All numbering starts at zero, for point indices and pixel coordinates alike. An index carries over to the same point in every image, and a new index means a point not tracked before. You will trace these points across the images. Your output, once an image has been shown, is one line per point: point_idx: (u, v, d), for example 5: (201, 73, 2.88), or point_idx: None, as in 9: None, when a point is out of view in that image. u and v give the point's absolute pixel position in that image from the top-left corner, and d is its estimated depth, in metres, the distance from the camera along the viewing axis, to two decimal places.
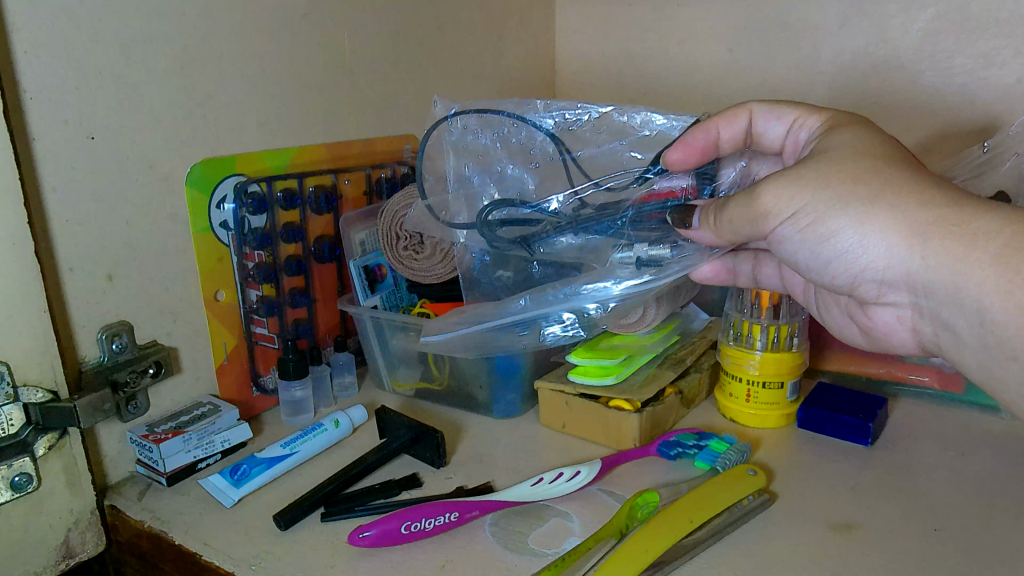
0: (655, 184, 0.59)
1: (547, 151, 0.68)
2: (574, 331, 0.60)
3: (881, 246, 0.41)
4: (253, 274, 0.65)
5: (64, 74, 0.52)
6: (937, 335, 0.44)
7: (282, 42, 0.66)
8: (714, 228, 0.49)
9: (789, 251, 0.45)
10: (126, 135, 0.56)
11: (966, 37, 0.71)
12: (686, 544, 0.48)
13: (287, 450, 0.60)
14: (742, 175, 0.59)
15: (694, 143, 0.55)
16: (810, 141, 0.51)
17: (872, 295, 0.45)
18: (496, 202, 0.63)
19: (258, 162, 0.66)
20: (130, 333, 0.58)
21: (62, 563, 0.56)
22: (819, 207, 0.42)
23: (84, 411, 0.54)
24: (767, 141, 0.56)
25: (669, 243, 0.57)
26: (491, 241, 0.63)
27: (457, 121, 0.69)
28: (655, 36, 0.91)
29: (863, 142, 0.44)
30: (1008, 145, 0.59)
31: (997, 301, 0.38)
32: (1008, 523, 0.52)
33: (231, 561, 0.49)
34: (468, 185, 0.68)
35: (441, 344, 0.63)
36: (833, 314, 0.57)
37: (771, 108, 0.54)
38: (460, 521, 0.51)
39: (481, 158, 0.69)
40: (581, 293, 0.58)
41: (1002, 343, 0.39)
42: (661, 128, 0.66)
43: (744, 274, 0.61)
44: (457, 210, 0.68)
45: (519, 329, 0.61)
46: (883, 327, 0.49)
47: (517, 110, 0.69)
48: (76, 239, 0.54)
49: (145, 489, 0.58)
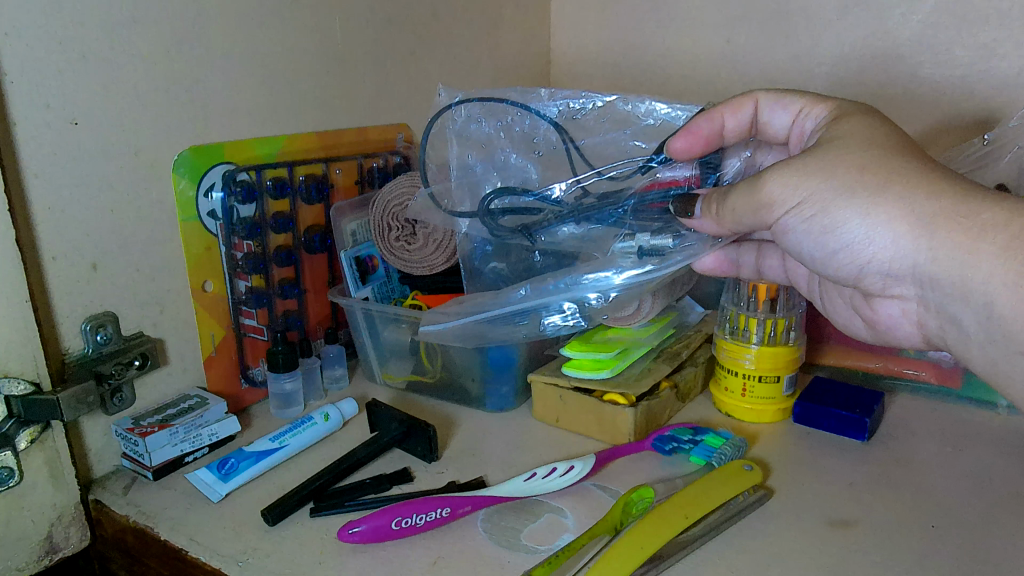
0: (659, 173, 0.58)
1: (551, 140, 0.67)
2: (574, 321, 0.60)
3: (887, 238, 0.40)
4: (243, 264, 0.64)
5: (46, 57, 0.50)
6: (943, 329, 0.44)
7: (272, 26, 0.65)
8: (716, 218, 0.48)
9: (793, 242, 0.45)
10: (111, 120, 0.54)
11: (967, 28, 0.71)
12: (681, 541, 0.48)
13: (276, 444, 0.59)
14: (747, 165, 0.58)
15: (697, 132, 0.54)
16: (815, 132, 0.49)
17: (878, 288, 0.44)
18: (498, 191, 0.63)
19: (248, 150, 0.64)
20: (115, 324, 0.57)
21: (45, 559, 0.55)
22: (824, 197, 0.41)
23: (68, 404, 0.53)
24: (773, 130, 0.54)
25: (671, 233, 0.56)
26: (492, 230, 0.62)
27: (461, 110, 0.69)
28: (652, 26, 0.90)
29: (871, 132, 0.43)
30: (1009, 137, 0.58)
31: (1005, 295, 0.37)
32: (1005, 520, 0.51)
33: (218, 558, 0.48)
34: (470, 174, 0.67)
35: (439, 335, 0.62)
36: (836, 306, 0.57)
37: (779, 97, 0.53)
38: (452, 517, 0.50)
39: (484, 148, 0.68)
40: (582, 283, 0.57)
41: (1010, 337, 0.38)
42: (664, 117, 0.65)
43: (746, 265, 0.60)
44: (460, 199, 0.66)
45: (517, 319, 0.60)
46: (888, 321, 0.48)
47: (522, 98, 0.68)
48: (59, 227, 0.53)
49: (130, 483, 0.57)
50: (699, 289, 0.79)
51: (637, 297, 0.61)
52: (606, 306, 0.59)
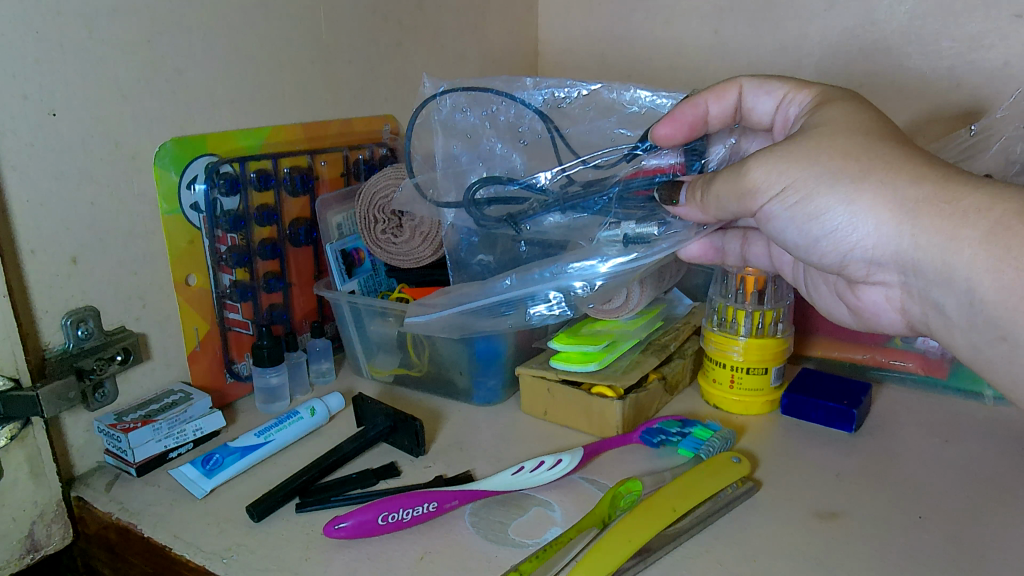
0: (644, 161, 0.58)
1: (536, 129, 0.67)
2: (560, 310, 0.59)
3: (870, 224, 0.40)
4: (226, 258, 0.63)
5: (22, 47, 0.49)
6: (927, 316, 0.43)
7: (254, 14, 0.63)
8: (701, 204, 0.48)
9: (777, 229, 0.44)
10: (90, 112, 0.53)
11: (954, 19, 0.71)
12: (669, 534, 0.48)
13: (261, 439, 0.58)
14: (732, 152, 0.58)
15: (682, 118, 0.54)
16: (798, 118, 0.49)
17: (861, 275, 0.44)
18: (483, 179, 0.63)
19: (230, 141, 0.63)
20: (96, 319, 0.56)
21: (27, 557, 0.54)
22: (808, 183, 0.41)
23: (48, 399, 0.52)
24: (756, 117, 0.54)
25: (657, 220, 0.56)
26: (478, 220, 0.62)
27: (445, 100, 0.68)
28: (639, 17, 0.89)
29: (854, 118, 0.43)
30: (996, 128, 0.58)
31: (987, 281, 0.37)
32: (990, 511, 0.52)
33: (202, 555, 0.48)
34: (456, 164, 0.67)
35: (423, 326, 0.61)
36: (822, 293, 0.56)
37: (762, 83, 0.53)
38: (439, 512, 0.50)
39: (469, 137, 0.68)
40: (568, 272, 0.56)
41: (990, 324, 0.38)
42: (648, 104, 0.65)
43: (732, 252, 0.60)
44: (446, 188, 0.66)
45: (503, 309, 0.59)
46: (872, 307, 0.48)
47: (507, 87, 0.68)
48: (37, 220, 0.52)
49: (113, 479, 0.56)
50: (687, 279, 0.79)
51: (623, 288, 0.61)
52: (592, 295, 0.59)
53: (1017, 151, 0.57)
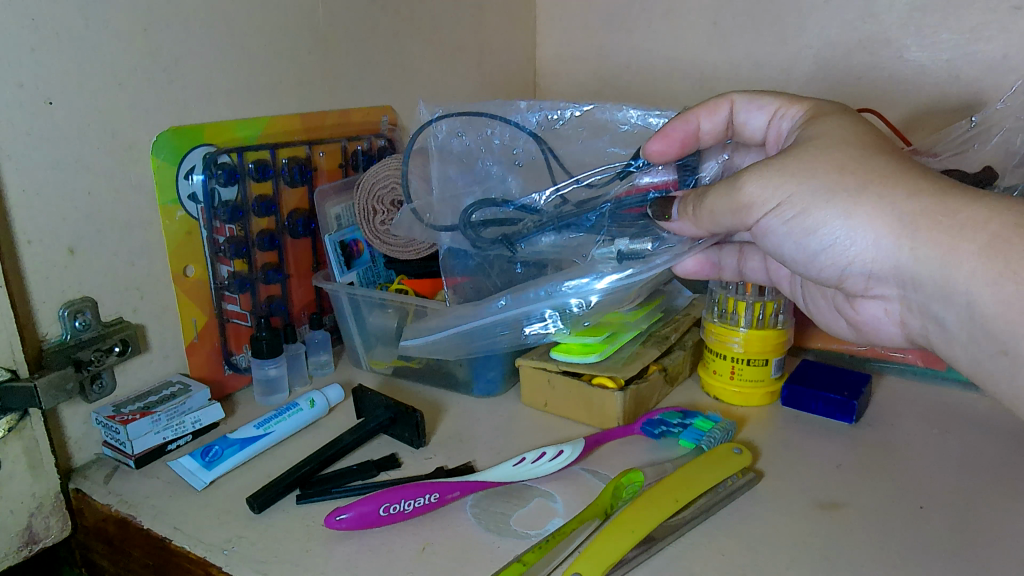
0: (636, 179, 0.58)
1: (530, 150, 0.67)
2: (557, 327, 0.60)
3: (868, 239, 0.40)
4: (225, 248, 0.63)
5: (18, 34, 0.48)
6: (926, 327, 0.43)
7: (252, 5, 0.63)
8: (693, 219, 0.47)
9: (774, 243, 0.44)
10: (86, 101, 0.52)
11: (953, 11, 0.71)
12: (672, 524, 0.48)
13: (261, 431, 0.58)
14: (726, 168, 0.57)
15: (673, 135, 0.54)
16: (792, 132, 0.49)
17: (859, 288, 0.44)
18: (478, 202, 0.62)
19: (227, 132, 0.62)
20: (94, 310, 0.55)
21: (25, 550, 0.54)
22: (804, 198, 0.41)
23: (45, 391, 0.52)
24: (749, 132, 0.53)
25: (650, 237, 0.55)
26: (474, 242, 0.62)
27: (440, 125, 0.67)
28: (638, 8, 0.89)
29: (850, 131, 0.43)
30: (996, 119, 0.58)
31: (986, 294, 0.37)
32: (990, 502, 0.52)
33: (203, 546, 0.48)
34: (452, 187, 0.66)
35: (426, 346, 0.62)
36: (819, 306, 0.56)
37: (753, 98, 0.52)
38: (441, 503, 0.50)
39: (463, 162, 0.67)
40: (563, 290, 0.57)
41: (990, 336, 0.38)
42: (639, 123, 0.65)
43: (728, 267, 0.60)
44: (442, 213, 0.65)
45: (499, 329, 0.60)
46: (871, 319, 0.48)
47: (501, 110, 0.68)
48: (33, 210, 0.51)
49: (112, 471, 0.56)
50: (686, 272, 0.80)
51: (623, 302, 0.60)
52: (588, 312, 0.58)
53: (1017, 142, 0.57)
